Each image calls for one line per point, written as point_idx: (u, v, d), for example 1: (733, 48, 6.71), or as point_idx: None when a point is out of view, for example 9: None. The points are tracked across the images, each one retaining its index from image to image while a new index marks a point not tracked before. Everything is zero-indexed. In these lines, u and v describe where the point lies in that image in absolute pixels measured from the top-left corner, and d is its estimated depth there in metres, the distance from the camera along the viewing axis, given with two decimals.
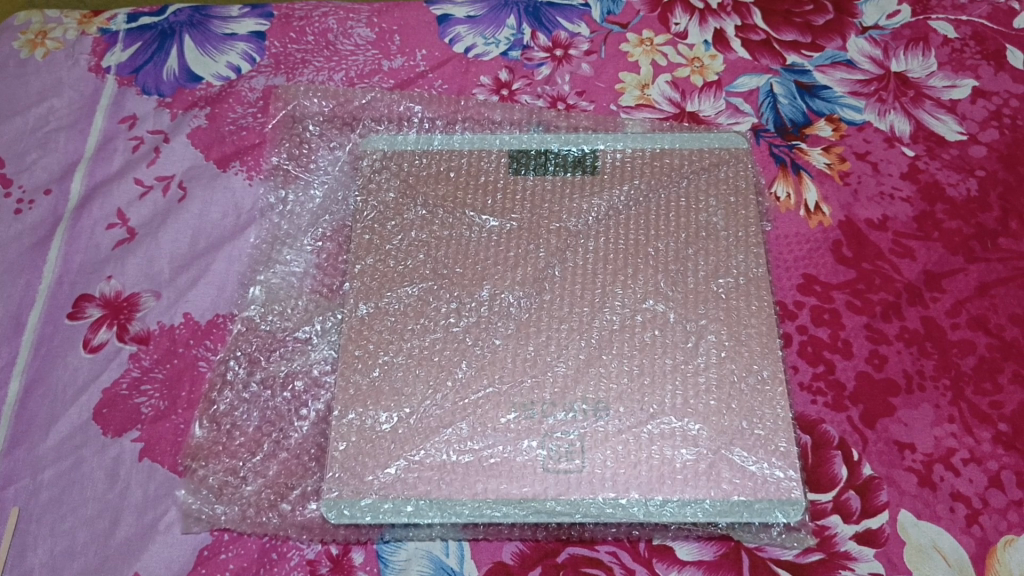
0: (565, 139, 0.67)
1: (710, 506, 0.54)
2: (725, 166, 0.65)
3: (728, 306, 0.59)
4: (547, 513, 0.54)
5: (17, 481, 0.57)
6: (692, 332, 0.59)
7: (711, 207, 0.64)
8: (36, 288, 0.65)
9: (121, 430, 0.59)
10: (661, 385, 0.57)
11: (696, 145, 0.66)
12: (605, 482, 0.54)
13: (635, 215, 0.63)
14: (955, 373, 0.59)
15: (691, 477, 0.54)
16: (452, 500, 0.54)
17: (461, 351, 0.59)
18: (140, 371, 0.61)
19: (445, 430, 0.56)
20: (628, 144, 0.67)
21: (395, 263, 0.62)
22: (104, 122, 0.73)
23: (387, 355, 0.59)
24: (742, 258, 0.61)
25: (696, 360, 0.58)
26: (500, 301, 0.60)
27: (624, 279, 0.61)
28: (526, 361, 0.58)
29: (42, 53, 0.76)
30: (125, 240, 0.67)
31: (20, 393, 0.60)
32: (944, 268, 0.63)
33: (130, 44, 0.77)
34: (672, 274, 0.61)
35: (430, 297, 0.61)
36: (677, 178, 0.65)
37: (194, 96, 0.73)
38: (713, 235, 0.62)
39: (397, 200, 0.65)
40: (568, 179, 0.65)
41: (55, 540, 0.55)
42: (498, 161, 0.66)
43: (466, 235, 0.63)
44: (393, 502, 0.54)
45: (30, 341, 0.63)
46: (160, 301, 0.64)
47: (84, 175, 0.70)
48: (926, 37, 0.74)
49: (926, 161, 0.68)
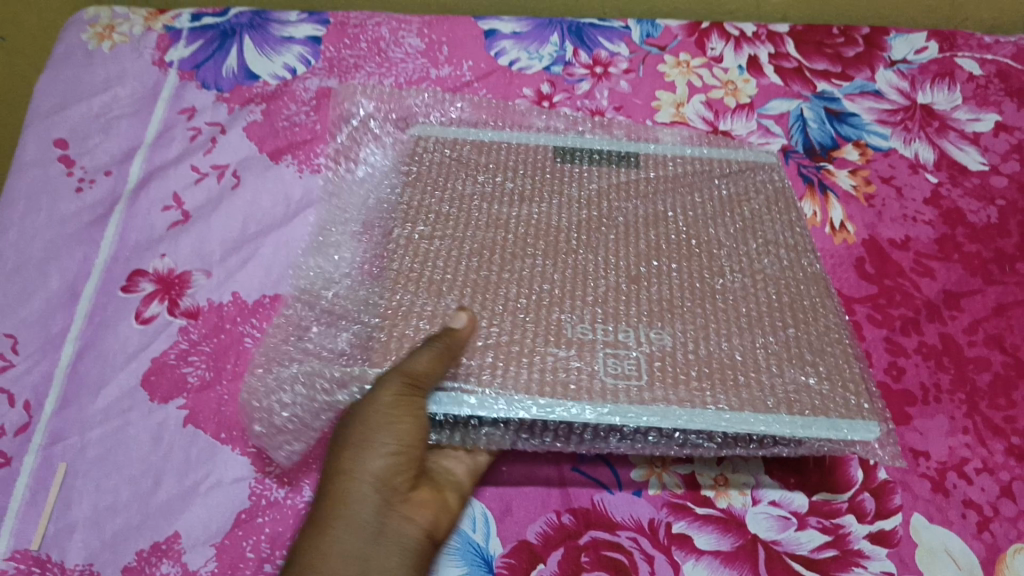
0: (607, 140, 0.70)
1: (791, 421, 0.51)
2: (761, 172, 0.68)
3: (788, 272, 0.60)
4: (621, 416, 0.52)
5: (65, 439, 0.60)
6: (746, 284, 0.59)
7: (752, 199, 0.66)
8: (92, 262, 0.69)
9: (168, 397, 0.62)
10: (717, 332, 0.56)
11: (730, 154, 0.70)
12: (677, 394, 0.53)
13: (683, 203, 0.66)
14: (970, 388, 0.61)
15: (770, 394, 0.53)
16: (521, 397, 0.52)
17: (533, 284, 0.59)
18: (188, 344, 0.64)
19: (505, 342, 0.56)
20: (667, 148, 0.70)
21: (451, 215, 0.64)
22: (165, 112, 0.77)
23: (445, 283, 0.59)
24: (788, 232, 0.63)
25: (748, 311, 0.58)
26: (557, 254, 0.61)
27: (680, 248, 0.62)
28: (591, 296, 0.58)
29: (108, 46, 0.81)
30: (179, 221, 0.70)
31: (72, 357, 0.64)
32: (962, 289, 0.66)
33: (193, 41, 0.81)
34: (726, 248, 0.62)
35: (486, 252, 0.62)
36: (714, 177, 0.68)
37: (251, 92, 0.77)
38: (760, 218, 0.64)
39: (444, 175, 0.67)
40: (612, 170, 0.68)
41: (99, 496, 0.58)
42: (541, 154, 0.69)
43: (510, 213, 0.64)
44: (455, 394, 0.53)
45: (84, 310, 0.66)
46: (210, 280, 0.67)
47: (143, 160, 0.74)
48: (951, 73, 0.78)
49: (948, 189, 0.71)
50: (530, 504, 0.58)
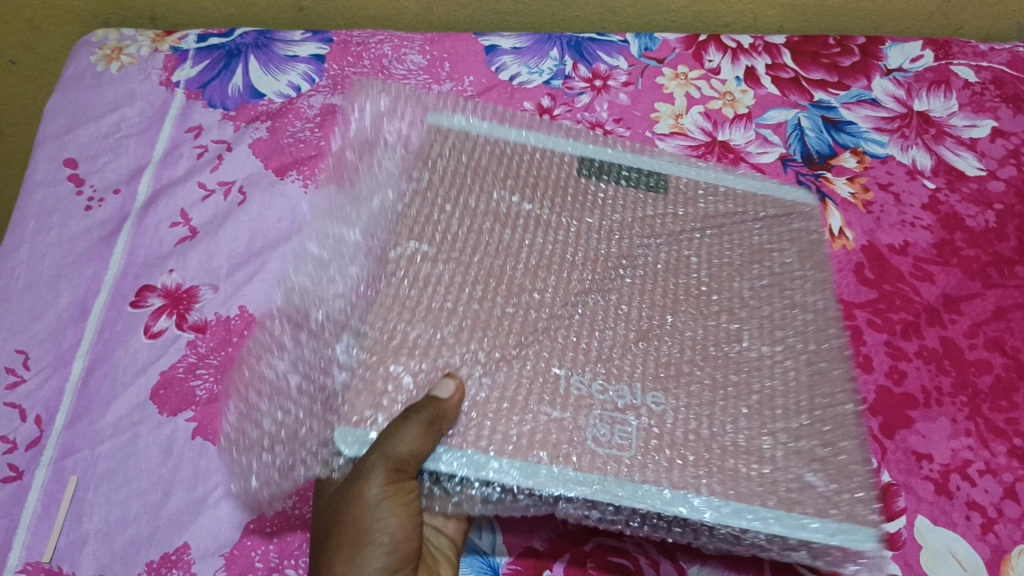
0: (635, 156, 0.65)
1: (814, 529, 0.46)
2: (796, 220, 0.63)
3: (805, 336, 0.56)
4: (613, 497, 0.47)
5: (75, 453, 0.61)
6: (768, 354, 0.54)
7: (785, 249, 0.61)
8: (102, 278, 0.70)
9: (177, 410, 0.62)
10: (735, 402, 0.52)
11: (763, 188, 0.65)
12: (673, 476, 0.48)
13: (712, 244, 0.60)
14: (971, 391, 0.62)
15: (773, 493, 0.48)
16: (534, 467, 0.48)
17: (533, 330, 0.53)
18: (197, 357, 0.65)
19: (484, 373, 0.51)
20: (700, 174, 0.65)
21: (460, 235, 0.58)
22: (172, 131, 0.78)
23: (441, 297, 0.54)
24: (820, 297, 0.58)
25: (774, 381, 0.53)
26: (569, 286, 0.56)
27: (697, 293, 0.57)
28: (591, 348, 0.53)
29: (117, 67, 0.82)
30: (187, 238, 0.71)
31: (82, 373, 0.65)
32: (962, 292, 0.66)
33: (199, 61, 0.82)
34: (749, 305, 0.57)
35: (489, 280, 0.55)
36: (744, 215, 0.62)
37: (256, 111, 0.79)
38: (792, 273, 0.59)
39: (458, 182, 0.61)
40: (640, 193, 0.62)
41: (110, 509, 0.59)
42: (566, 163, 0.64)
43: (530, 234, 0.58)
44: (470, 457, 0.48)
45: (94, 326, 0.67)
46: (217, 294, 0.68)
47: (151, 179, 0.75)
48: (947, 81, 0.78)
49: (946, 194, 0.71)
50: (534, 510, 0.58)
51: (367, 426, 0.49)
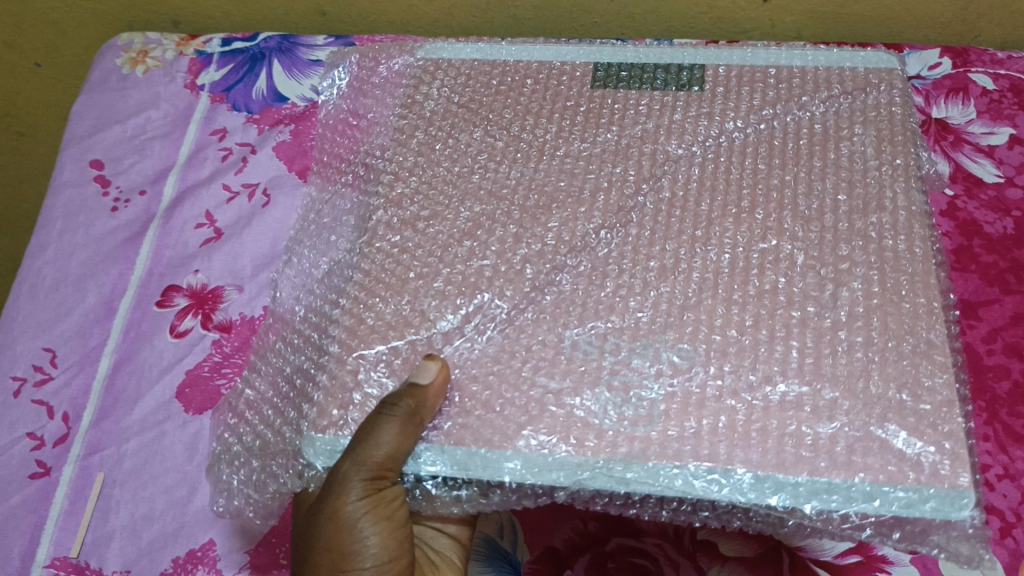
0: (663, 52, 0.61)
1: (878, 503, 0.43)
2: (872, 89, 0.57)
3: (882, 248, 0.50)
4: (617, 480, 0.45)
5: (102, 449, 0.62)
6: (827, 278, 0.49)
7: (857, 132, 0.55)
8: (128, 278, 0.71)
9: (201, 408, 0.63)
10: (783, 339, 0.47)
11: (833, 61, 0.60)
12: (700, 449, 0.45)
13: (761, 145, 0.55)
14: (989, 396, 0.62)
15: (822, 455, 0.44)
16: (529, 459, 0.46)
17: (537, 290, 0.51)
18: (221, 357, 0.66)
19: (479, 339, 0.50)
20: (751, 57, 0.60)
21: (441, 190, 0.56)
22: (196, 133, 0.79)
23: (447, 269, 0.53)
24: (895, 191, 0.52)
25: (836, 313, 0.48)
26: (576, 228, 0.53)
27: (745, 207, 0.53)
28: (601, 303, 0.50)
29: (142, 70, 0.83)
30: (211, 239, 0.72)
31: (108, 371, 0.66)
32: (979, 298, 0.67)
33: (224, 65, 0.83)
34: (804, 213, 0.52)
35: (476, 230, 0.54)
36: (806, 96, 0.57)
37: (280, 114, 0.79)
38: (864, 166, 0.53)
39: (449, 128, 0.60)
40: (669, 95, 0.59)
41: (136, 505, 0.59)
42: (578, 73, 0.61)
43: (534, 168, 0.56)
44: (464, 451, 0.47)
45: (120, 325, 0.68)
46: (242, 295, 0.69)
47: (176, 180, 0.76)
48: (965, 88, 0.79)
49: (964, 201, 0.72)
50: (556, 509, 0.59)
51: (338, 430, 0.49)
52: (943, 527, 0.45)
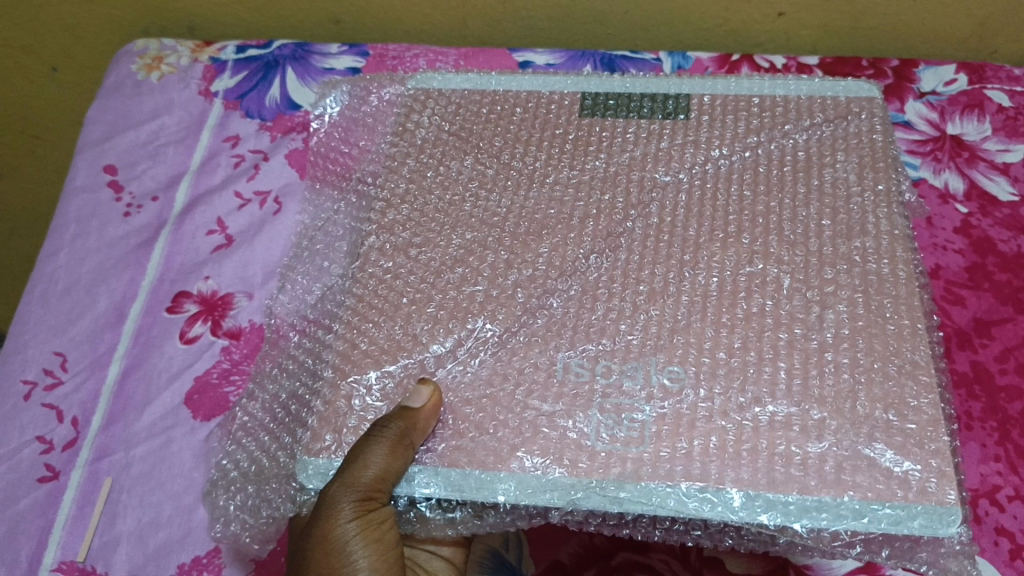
0: (644, 84, 0.62)
1: (865, 520, 0.43)
2: (853, 118, 0.58)
3: (865, 271, 0.50)
4: (610, 501, 0.44)
5: (111, 454, 0.62)
6: (814, 300, 0.49)
7: (839, 160, 0.56)
8: (139, 283, 0.71)
9: (209, 415, 0.63)
10: (772, 360, 0.47)
11: (814, 91, 0.60)
12: (692, 468, 0.45)
13: (748, 172, 0.56)
14: (1001, 417, 0.61)
15: (814, 477, 0.44)
16: (522, 479, 0.46)
17: (525, 315, 0.51)
18: (230, 364, 0.66)
19: (471, 363, 0.50)
20: (736, 87, 0.61)
21: (433, 213, 0.57)
22: (209, 140, 0.79)
23: (435, 298, 0.53)
24: (878, 215, 0.53)
25: (822, 334, 0.48)
26: (565, 254, 0.53)
27: (732, 233, 0.53)
28: (592, 325, 0.50)
29: (157, 77, 0.84)
30: (222, 245, 0.73)
31: (117, 377, 0.66)
32: (993, 317, 0.66)
33: (238, 72, 0.83)
34: (791, 238, 0.52)
35: (469, 256, 0.54)
36: (788, 126, 0.58)
37: (294, 121, 0.79)
38: (847, 193, 0.54)
39: (448, 151, 0.60)
40: (657, 123, 0.59)
41: (143, 511, 0.59)
42: (566, 102, 0.62)
43: (523, 194, 0.57)
44: (457, 471, 0.47)
45: (130, 330, 0.68)
46: (252, 301, 0.69)
47: (188, 187, 0.77)
48: (981, 105, 0.78)
49: (979, 219, 0.71)
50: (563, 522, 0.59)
51: (331, 453, 0.49)
52: (933, 544, 0.46)
